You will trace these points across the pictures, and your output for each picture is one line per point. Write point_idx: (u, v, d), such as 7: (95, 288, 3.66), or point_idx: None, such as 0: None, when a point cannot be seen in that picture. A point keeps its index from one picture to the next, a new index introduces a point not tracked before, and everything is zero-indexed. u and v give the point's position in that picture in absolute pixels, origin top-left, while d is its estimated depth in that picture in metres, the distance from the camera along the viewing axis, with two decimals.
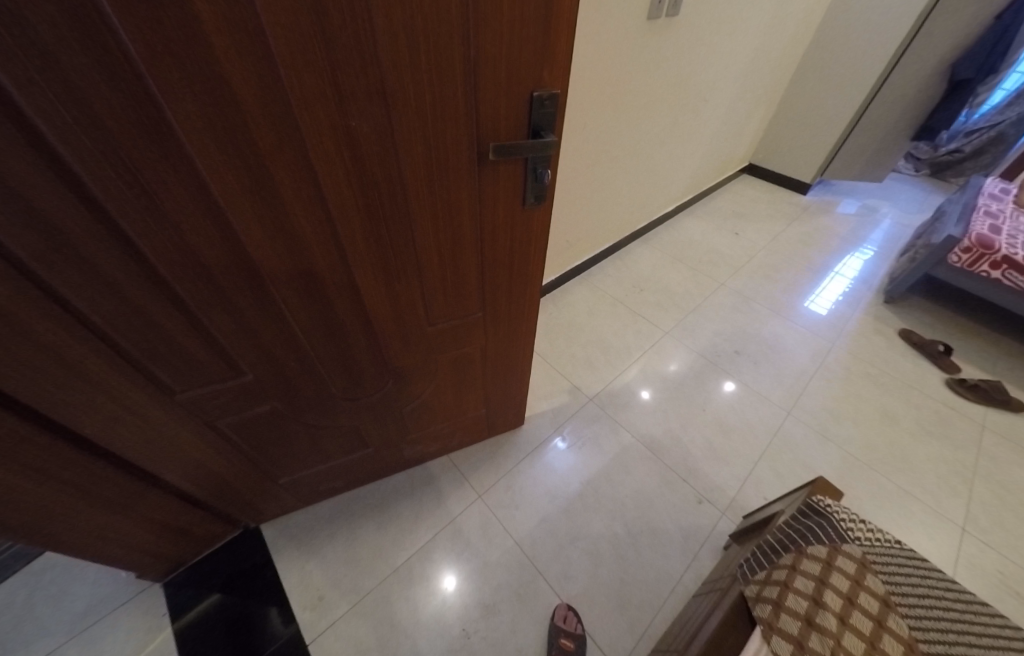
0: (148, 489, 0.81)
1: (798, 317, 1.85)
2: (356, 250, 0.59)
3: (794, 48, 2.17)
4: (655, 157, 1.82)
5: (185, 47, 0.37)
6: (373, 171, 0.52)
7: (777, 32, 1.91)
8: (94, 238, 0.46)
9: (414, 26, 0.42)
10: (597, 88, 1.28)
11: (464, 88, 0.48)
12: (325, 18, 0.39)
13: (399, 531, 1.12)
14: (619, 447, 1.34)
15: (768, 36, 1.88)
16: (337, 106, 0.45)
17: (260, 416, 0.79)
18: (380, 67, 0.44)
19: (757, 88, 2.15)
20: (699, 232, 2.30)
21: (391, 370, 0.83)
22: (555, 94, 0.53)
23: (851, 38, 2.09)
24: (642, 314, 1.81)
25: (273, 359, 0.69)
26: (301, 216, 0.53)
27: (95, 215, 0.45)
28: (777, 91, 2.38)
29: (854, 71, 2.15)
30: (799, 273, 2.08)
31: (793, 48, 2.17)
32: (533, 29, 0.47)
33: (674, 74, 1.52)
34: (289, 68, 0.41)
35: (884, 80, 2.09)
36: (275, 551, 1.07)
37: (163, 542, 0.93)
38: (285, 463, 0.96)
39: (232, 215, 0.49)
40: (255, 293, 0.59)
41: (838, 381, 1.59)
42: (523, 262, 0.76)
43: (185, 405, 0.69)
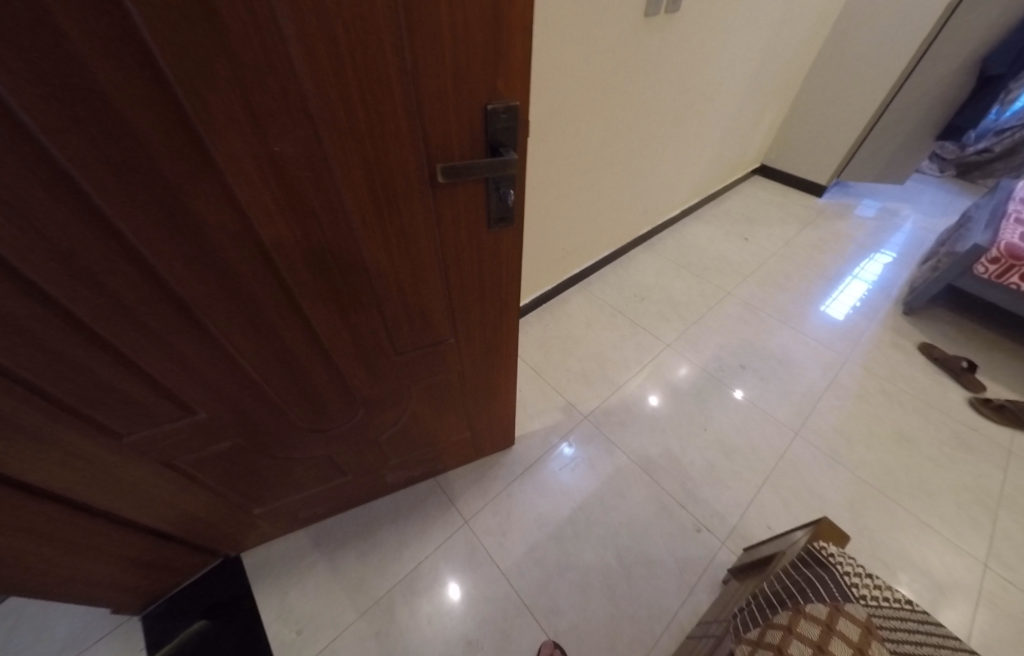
0: (112, 528, 0.77)
1: (809, 328, 1.74)
2: (299, 281, 0.54)
3: (808, 44, 2.06)
4: (657, 161, 1.73)
5: (57, 72, 0.31)
6: (308, 198, 0.46)
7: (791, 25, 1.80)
8: None
9: (335, 38, 0.36)
10: (591, 90, 1.20)
11: (403, 104, 0.42)
12: (226, 31, 0.33)
13: (381, 559, 1.06)
14: (615, 469, 1.25)
15: (781, 30, 1.77)
16: (253, 130, 0.39)
17: (222, 452, 0.75)
18: (300, 85, 0.38)
19: (769, 86, 2.04)
20: (705, 237, 2.20)
21: (359, 398, 0.77)
22: (513, 105, 0.47)
23: (872, 30, 1.96)
24: (643, 325, 1.73)
25: (225, 395, 0.64)
26: (232, 249, 0.48)
27: None
28: (791, 88, 2.27)
29: (875, 65, 2.02)
30: (812, 280, 1.97)
31: (808, 43, 2.05)
32: (479, 33, 0.40)
33: (676, 72, 1.43)
34: (189, 91, 0.35)
35: (907, 74, 1.96)
36: (254, 581, 1.03)
37: (136, 577, 0.89)
38: (257, 494, 0.91)
39: (150, 253, 0.44)
40: (192, 331, 0.54)
41: (852, 398, 1.49)
42: (495, 284, 0.70)
43: (136, 445, 0.65)
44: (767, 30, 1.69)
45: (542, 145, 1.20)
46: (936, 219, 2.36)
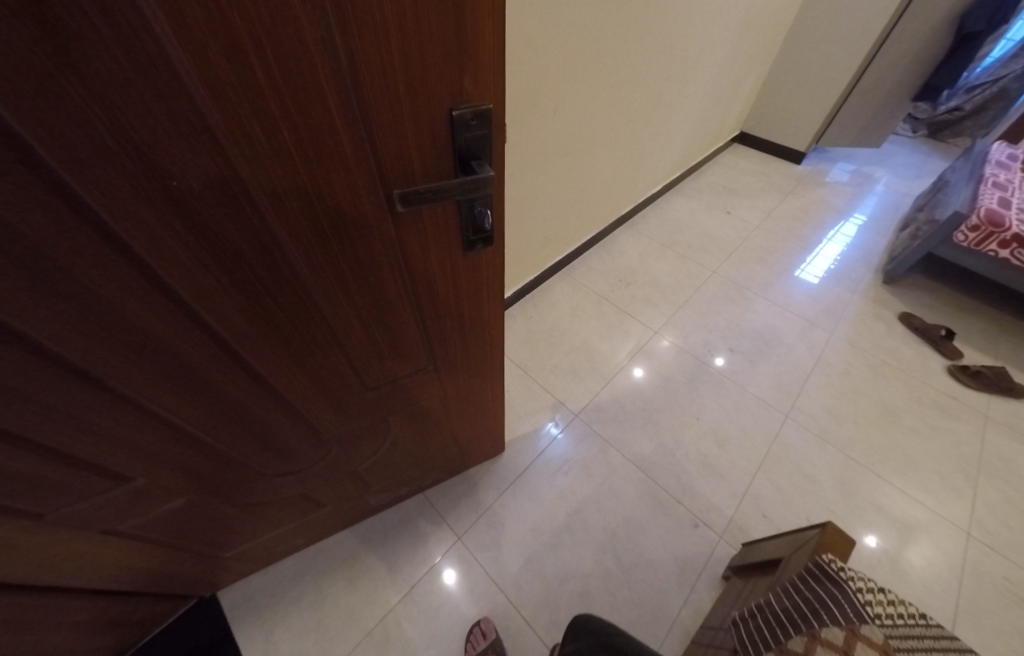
0: (65, 597, 0.68)
1: (794, 304, 1.73)
2: (237, 332, 0.44)
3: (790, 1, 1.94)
4: (638, 136, 1.63)
5: None
6: (231, 240, 0.36)
7: None
8: None
9: (236, 35, 0.26)
10: (573, 64, 1.09)
11: (345, 118, 0.33)
12: (66, 31, 0.23)
13: (371, 585, 1.01)
14: (609, 469, 1.21)
15: None
16: (138, 165, 0.29)
17: (174, 510, 0.66)
18: (193, 102, 0.28)
19: (749, 48, 1.93)
20: (688, 213, 2.14)
21: (330, 438, 0.69)
22: (485, 109, 0.37)
23: None
24: (629, 312, 1.67)
25: (168, 458, 0.55)
26: (140, 308, 0.38)
27: None
28: (770, 52, 2.15)
29: (855, 22, 1.92)
30: (791, 251, 1.96)
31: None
32: (437, 22, 0.30)
33: (658, 37, 1.31)
34: (27, 119, 0.25)
35: (888, 32, 1.87)
36: (234, 621, 0.96)
37: (100, 636, 0.81)
38: (227, 539, 0.83)
39: (24, 325, 0.34)
40: (108, 401, 0.44)
41: (837, 376, 1.50)
42: (475, 308, 0.61)
43: (66, 521, 0.55)
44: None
45: (517, 128, 1.08)
46: (911, 181, 2.36)
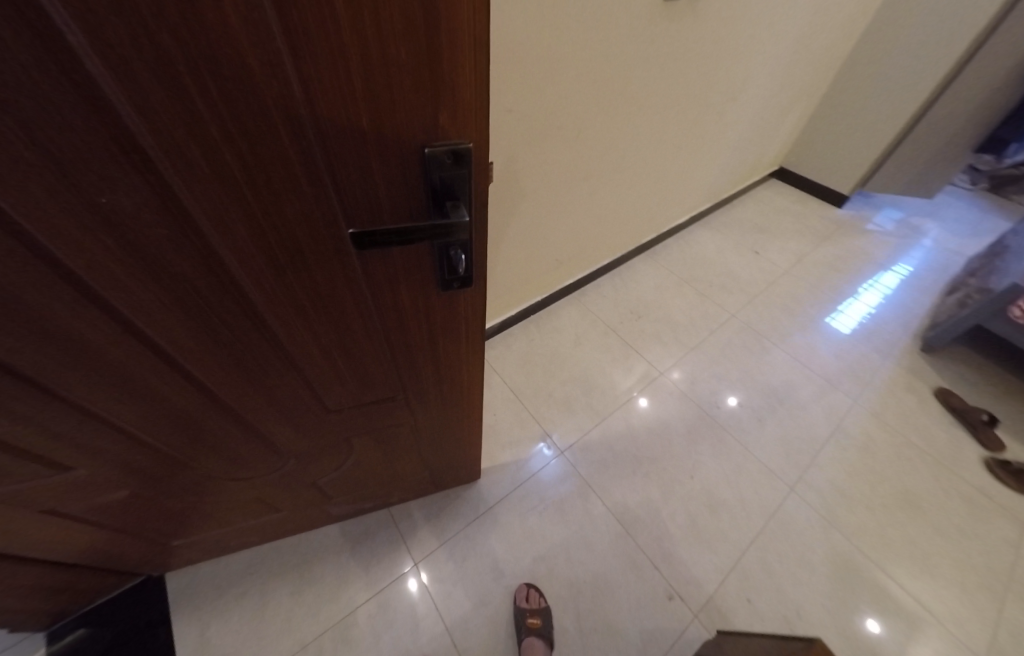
0: (7, 566, 0.66)
1: (815, 361, 1.60)
2: (184, 348, 0.42)
3: (846, 39, 1.84)
4: (668, 165, 1.54)
5: None
6: (171, 261, 0.33)
7: (829, 20, 1.60)
8: None
9: (167, 52, 0.23)
10: (606, 92, 1.01)
11: (298, 148, 0.29)
12: None
13: (318, 597, 0.97)
14: (585, 517, 1.15)
15: (818, 25, 1.57)
16: (60, 181, 0.26)
17: (122, 500, 0.64)
18: (119, 118, 0.25)
19: (798, 83, 1.84)
20: (714, 249, 2.04)
21: (287, 452, 0.67)
22: (463, 146, 0.33)
23: (908, 28, 1.76)
24: (635, 347, 1.60)
25: (112, 453, 0.53)
26: (73, 318, 0.35)
27: None
28: (817, 89, 2.04)
29: (913, 69, 1.81)
30: (818, 295, 1.86)
31: (844, 41, 1.85)
32: (406, 51, 0.26)
33: (702, 67, 1.22)
34: None
35: (949, 80, 1.75)
36: (176, 608, 0.94)
37: (46, 600, 0.79)
38: (180, 528, 0.81)
39: None
40: (43, 400, 0.41)
41: (854, 449, 1.36)
42: (453, 345, 0.57)
43: (5, 499, 0.53)
44: (804, 22, 1.48)
45: (537, 151, 1.00)
46: (963, 240, 2.19)
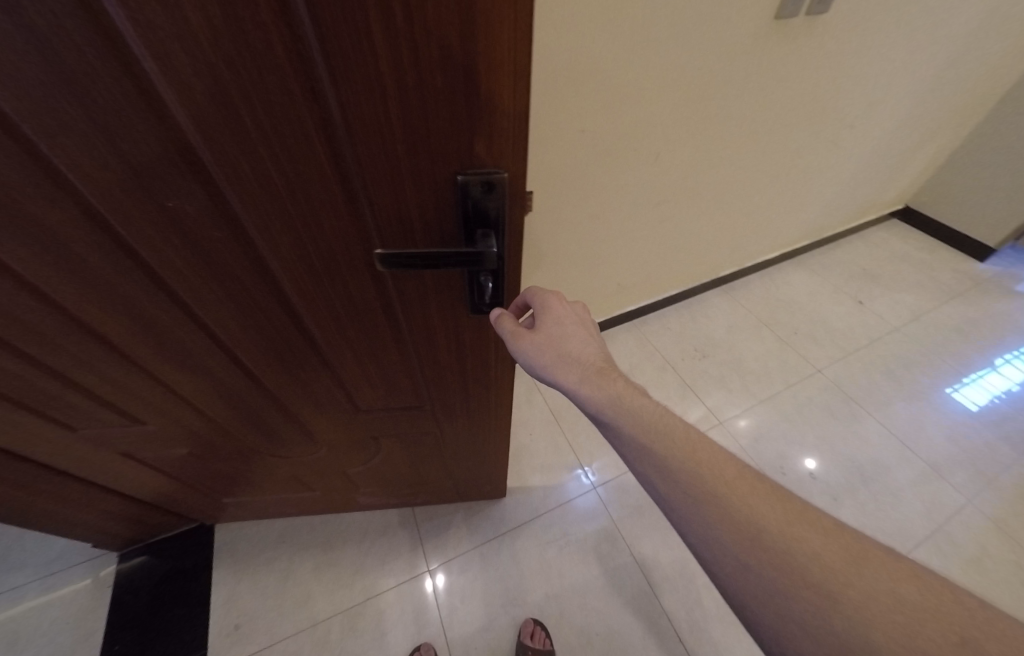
0: (93, 491, 0.78)
1: (920, 439, 1.29)
2: (234, 337, 0.46)
3: (1017, 62, 1.52)
4: (762, 198, 1.36)
5: None
6: (224, 261, 0.37)
7: (995, 39, 1.34)
8: None
9: (222, 79, 0.25)
10: (694, 118, 0.94)
11: (336, 170, 0.30)
12: (64, 61, 0.24)
13: (335, 580, 1.02)
14: (609, 564, 1.06)
15: (980, 44, 1.32)
16: (138, 184, 0.30)
17: (182, 455, 0.72)
18: (185, 136, 0.28)
19: (945, 114, 1.55)
20: (804, 291, 1.73)
21: (319, 439, 0.71)
22: (498, 176, 0.32)
23: None
24: (693, 388, 1.42)
25: (175, 415, 0.60)
26: (147, 300, 0.40)
27: None
28: (977, 112, 1.64)
29: None
30: (938, 362, 1.50)
31: (1016, 64, 1.52)
32: (442, 80, 0.26)
33: (813, 90, 1.06)
34: (40, 131, 0.26)
35: None
36: (219, 557, 1.03)
37: (121, 526, 0.92)
38: (227, 488, 0.89)
39: (51, 291, 0.37)
40: (123, 364, 0.48)
41: (959, 561, 1.06)
42: (481, 367, 0.56)
43: (93, 438, 0.62)
44: (959, 41, 1.24)
45: (605, 171, 0.94)
46: None
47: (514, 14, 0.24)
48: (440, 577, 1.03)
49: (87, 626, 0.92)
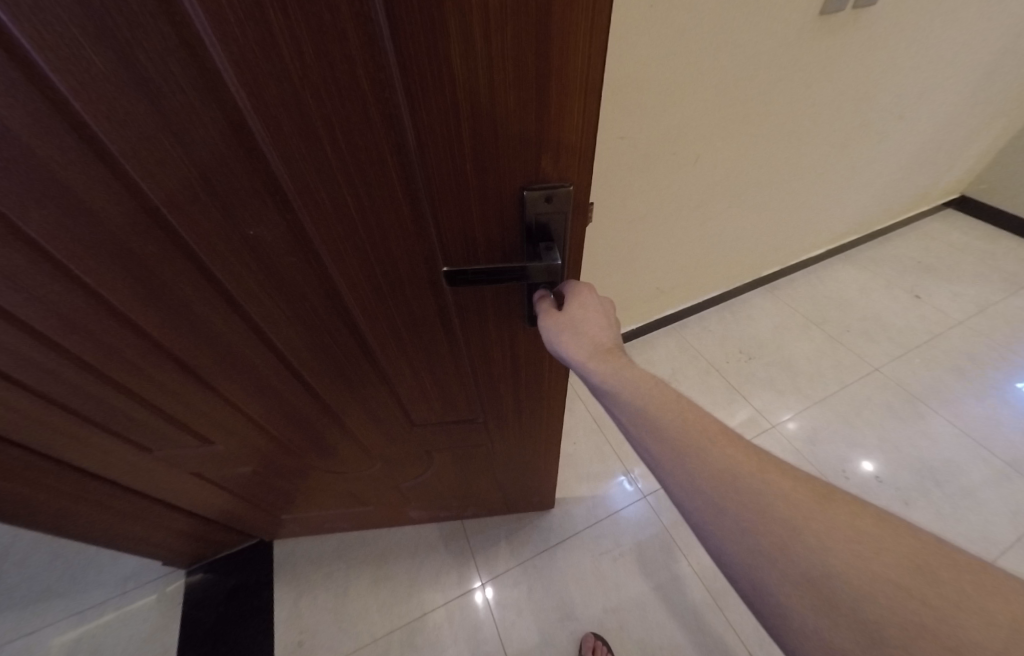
0: (166, 511, 0.82)
1: (997, 436, 1.19)
2: (299, 356, 0.47)
3: None
4: (806, 194, 1.30)
5: (19, 164, 0.27)
6: (296, 284, 0.38)
7: None
8: (25, 345, 0.40)
9: (307, 109, 0.26)
10: (734, 115, 0.91)
11: (406, 190, 0.31)
12: (168, 104, 0.25)
13: (390, 594, 1.02)
14: (669, 577, 1.01)
15: None
16: (222, 215, 0.32)
17: (246, 475, 0.75)
18: (268, 167, 0.29)
19: (1011, 89, 1.44)
20: (853, 286, 1.64)
21: (375, 455, 0.72)
22: (563, 187, 0.32)
23: None
24: (741, 391, 1.36)
25: (242, 436, 0.62)
26: (223, 324, 0.42)
27: (22, 329, 0.38)
28: None
29: None
30: (1009, 353, 1.38)
31: None
32: (515, 96, 0.26)
33: (861, 79, 1.01)
34: (141, 170, 0.28)
35: None
36: (278, 572, 1.06)
37: (189, 543, 0.96)
38: (287, 506, 0.92)
39: (140, 320, 0.40)
40: (200, 387, 0.50)
41: None
42: (535, 379, 0.56)
43: (168, 460, 0.65)
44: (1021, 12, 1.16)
45: (642, 176, 0.93)
46: None
47: (588, 28, 0.24)
48: (490, 590, 1.02)
49: (160, 641, 0.96)
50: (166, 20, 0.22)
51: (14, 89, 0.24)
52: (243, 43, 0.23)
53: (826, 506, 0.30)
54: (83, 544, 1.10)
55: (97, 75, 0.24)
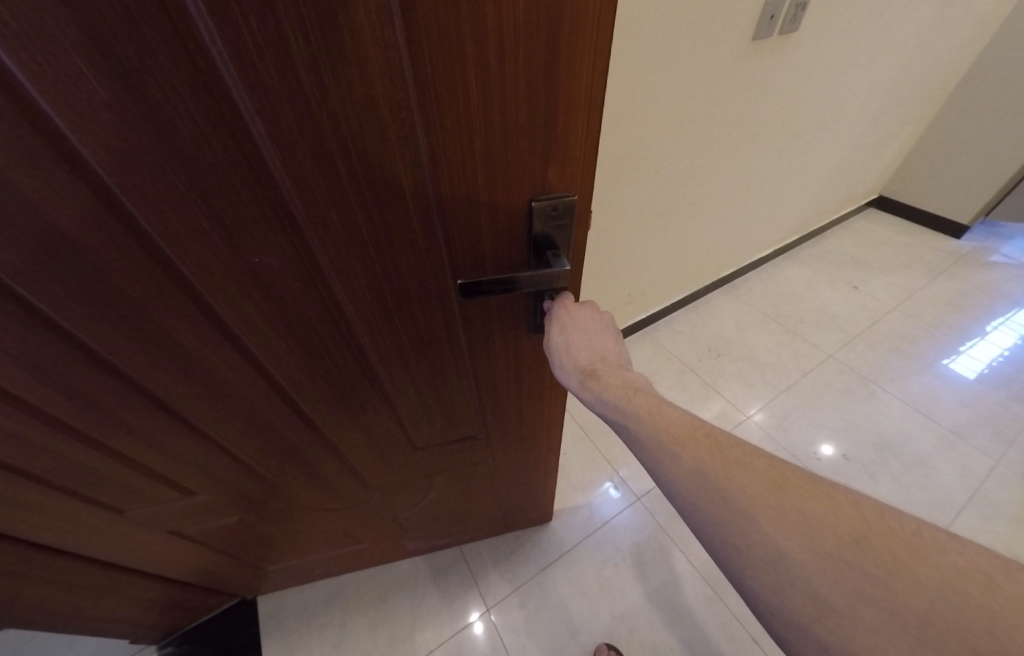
0: (136, 581, 0.73)
1: (937, 407, 1.31)
2: (298, 387, 0.45)
3: (968, 50, 1.64)
4: (752, 200, 1.42)
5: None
6: (300, 310, 0.37)
7: (948, 30, 1.44)
8: None
9: (323, 131, 0.26)
10: (687, 130, 0.99)
11: (418, 207, 0.32)
12: (175, 132, 0.25)
13: (392, 637, 0.96)
14: (670, 577, 1.02)
15: (935, 35, 1.42)
16: (226, 244, 0.31)
17: (229, 526, 0.69)
18: (278, 191, 0.29)
19: (911, 102, 1.65)
20: (801, 282, 1.79)
21: (372, 484, 0.69)
22: (568, 198, 0.34)
23: None
24: (716, 386, 1.43)
25: (229, 482, 0.58)
26: (217, 360, 0.40)
27: None
28: (936, 99, 1.75)
29: None
30: (934, 332, 1.54)
31: (966, 53, 1.64)
32: (525, 111, 0.28)
33: (791, 96, 1.13)
34: (140, 201, 0.27)
35: None
36: (265, 631, 0.98)
37: (161, 614, 0.86)
38: (274, 555, 0.85)
39: (124, 364, 0.37)
40: (186, 432, 0.47)
41: (1006, 523, 1.05)
42: (537, 389, 0.57)
43: (142, 521, 0.59)
44: (911, 40, 1.35)
45: (610, 188, 0.98)
46: None
47: (591, 49, 0.26)
48: (495, 616, 0.98)
49: None
50: (180, 49, 0.22)
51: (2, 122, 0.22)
52: (261, 71, 0.23)
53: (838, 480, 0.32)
54: (26, 634, 0.95)
55: (101, 108, 0.23)
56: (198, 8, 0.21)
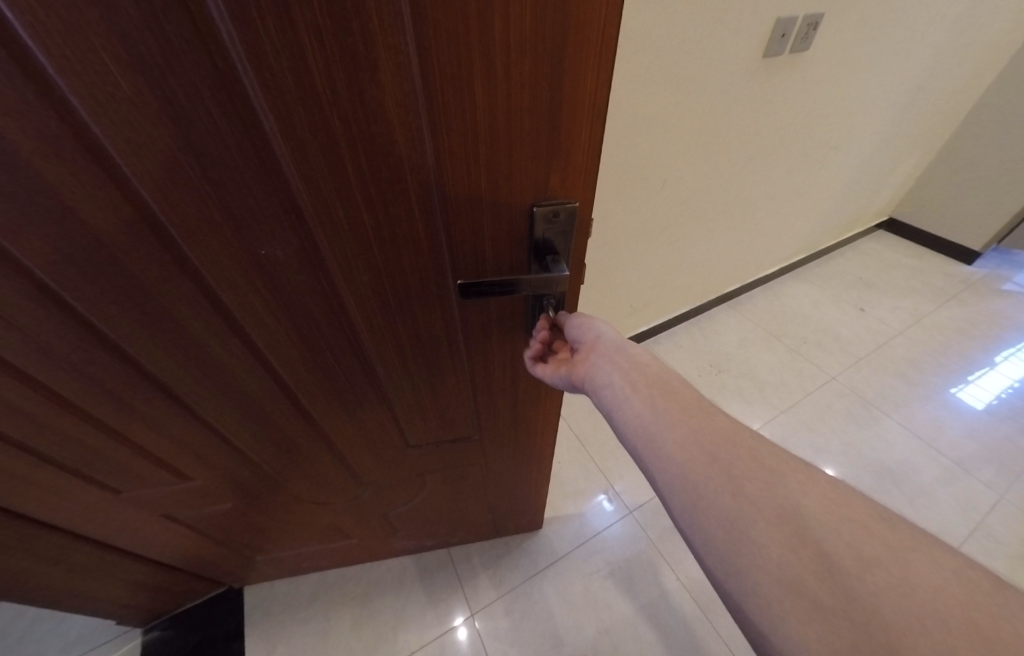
0: (126, 563, 0.74)
1: (940, 436, 1.30)
2: (298, 378, 0.46)
3: (984, 77, 1.63)
4: (760, 216, 1.42)
5: (19, 186, 0.26)
6: (304, 303, 0.38)
7: (962, 55, 1.45)
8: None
9: (333, 130, 0.27)
10: (697, 142, 0.99)
11: (422, 208, 0.32)
12: (192, 127, 0.26)
13: (376, 636, 0.96)
14: (659, 594, 1.01)
15: (949, 60, 1.42)
16: (236, 236, 0.32)
17: (221, 512, 0.69)
18: (289, 187, 0.29)
19: (923, 126, 1.65)
20: (807, 301, 1.78)
21: (364, 480, 0.69)
22: (571, 206, 0.35)
23: None
24: (715, 402, 1.42)
25: (224, 469, 0.58)
26: (221, 348, 0.40)
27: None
28: (948, 125, 1.75)
29: None
30: (940, 360, 1.53)
31: (981, 79, 1.64)
32: (529, 120, 0.29)
33: (800, 115, 1.14)
34: (155, 192, 0.28)
35: None
36: (249, 622, 0.98)
37: (149, 598, 0.86)
38: (263, 546, 0.86)
39: (130, 347, 0.38)
40: (186, 417, 0.47)
41: (1006, 559, 1.04)
42: (534, 394, 0.57)
43: (136, 502, 0.60)
44: (925, 65, 1.36)
45: (616, 198, 0.99)
46: None
47: (596, 62, 0.27)
48: (478, 622, 0.98)
49: None
50: (200, 48, 0.23)
51: (30, 112, 0.23)
52: (277, 71, 0.24)
53: (817, 497, 0.32)
54: (15, 612, 0.96)
55: (123, 101, 0.24)
56: (219, 8, 0.22)
